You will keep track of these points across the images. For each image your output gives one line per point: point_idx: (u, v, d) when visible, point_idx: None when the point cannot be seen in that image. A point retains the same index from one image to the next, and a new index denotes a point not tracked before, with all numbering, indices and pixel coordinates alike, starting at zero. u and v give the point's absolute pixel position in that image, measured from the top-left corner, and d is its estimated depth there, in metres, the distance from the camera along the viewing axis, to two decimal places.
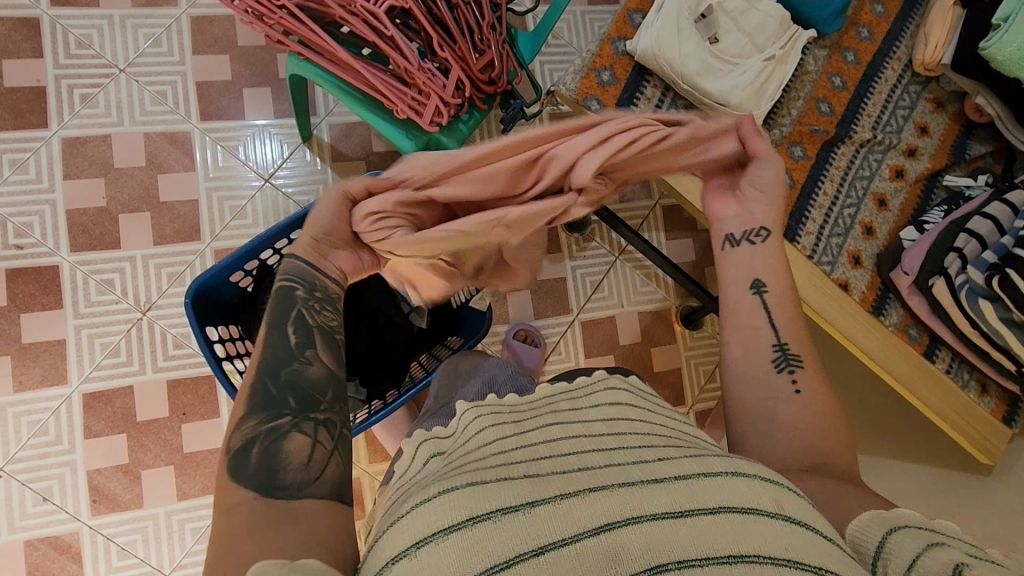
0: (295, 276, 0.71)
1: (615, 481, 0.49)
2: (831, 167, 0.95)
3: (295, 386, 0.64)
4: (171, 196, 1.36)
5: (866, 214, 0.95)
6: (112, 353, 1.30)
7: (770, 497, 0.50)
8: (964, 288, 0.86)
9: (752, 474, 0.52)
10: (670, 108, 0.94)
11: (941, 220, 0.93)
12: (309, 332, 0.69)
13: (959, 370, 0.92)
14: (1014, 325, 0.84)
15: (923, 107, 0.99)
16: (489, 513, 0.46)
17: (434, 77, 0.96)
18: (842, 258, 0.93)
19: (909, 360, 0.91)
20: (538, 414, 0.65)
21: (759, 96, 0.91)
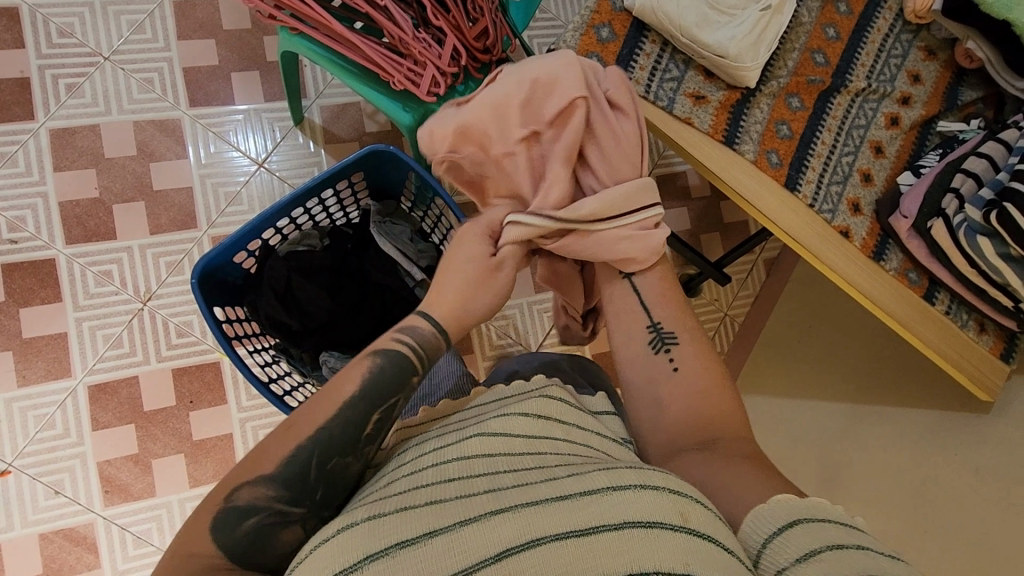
0: (418, 347, 0.74)
1: (520, 501, 0.52)
2: (829, 117, 0.96)
3: (331, 479, 0.64)
4: (165, 184, 1.35)
5: (863, 162, 0.96)
6: (115, 345, 1.29)
7: (676, 508, 0.52)
8: (962, 226, 0.88)
9: (661, 486, 0.54)
10: (669, 63, 0.94)
11: (937, 162, 0.94)
12: (386, 422, 0.69)
13: (958, 310, 0.94)
14: (1011, 259, 0.86)
15: (915, 55, 1.00)
16: (386, 549, 0.50)
17: (429, 47, 0.97)
18: (842, 206, 0.94)
19: (911, 305, 0.93)
20: (465, 422, 0.67)
21: (757, 47, 0.91)
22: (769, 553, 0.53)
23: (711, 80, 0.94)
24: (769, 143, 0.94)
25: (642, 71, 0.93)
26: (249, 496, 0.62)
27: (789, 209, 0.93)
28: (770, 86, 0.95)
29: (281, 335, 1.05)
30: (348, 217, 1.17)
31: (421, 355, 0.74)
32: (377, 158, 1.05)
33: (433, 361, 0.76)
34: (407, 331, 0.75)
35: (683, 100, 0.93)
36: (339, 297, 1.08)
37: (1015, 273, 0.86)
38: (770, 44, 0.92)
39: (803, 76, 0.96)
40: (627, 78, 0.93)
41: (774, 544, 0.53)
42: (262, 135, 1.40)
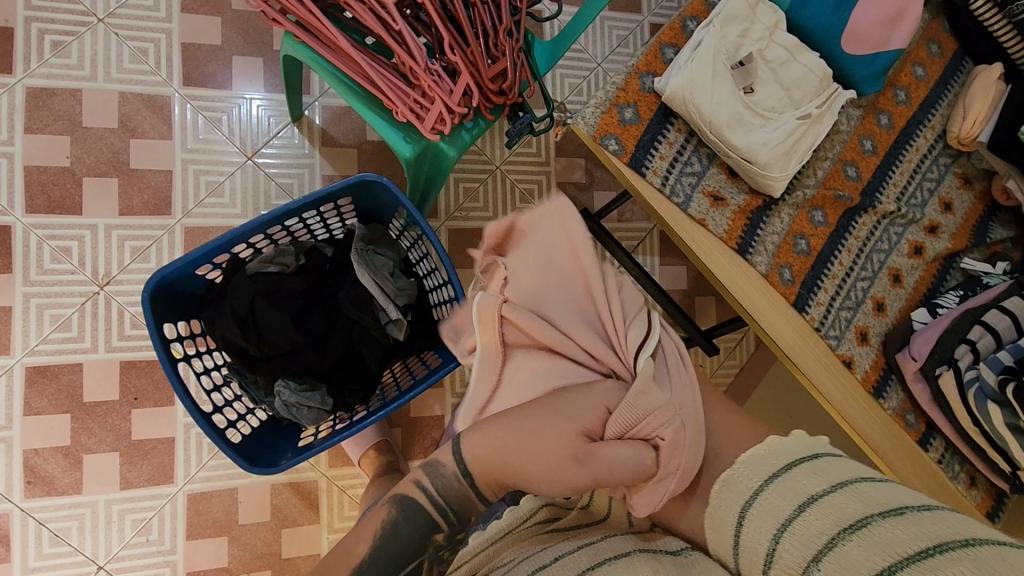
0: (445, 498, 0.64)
1: None
2: (850, 237, 0.91)
3: None
4: (143, 164, 1.26)
5: (878, 289, 0.91)
6: (62, 327, 1.21)
7: (647, 566, 0.60)
8: (973, 385, 0.82)
9: (633, 552, 0.64)
10: (692, 156, 0.88)
11: (956, 306, 0.90)
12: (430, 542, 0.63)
13: (950, 461, 0.90)
14: (1020, 433, 0.79)
15: (951, 181, 0.96)
16: None
17: (440, 81, 0.89)
18: (850, 333, 0.89)
19: (902, 445, 0.88)
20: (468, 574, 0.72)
21: (788, 156, 0.86)
22: (742, 550, 0.61)
23: (734, 180, 0.89)
24: (782, 258, 0.88)
25: (662, 162, 0.87)
26: None
27: (794, 331, 0.88)
28: (795, 196, 0.90)
29: (235, 357, 0.99)
30: (332, 233, 1.09)
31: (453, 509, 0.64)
32: (366, 188, 0.98)
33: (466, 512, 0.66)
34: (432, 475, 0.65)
35: (701, 199, 0.87)
36: (304, 326, 1.00)
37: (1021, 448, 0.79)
38: (800, 152, 0.87)
39: (833, 188, 0.91)
40: (645, 167, 0.86)
41: (740, 538, 0.61)
42: (256, 127, 1.32)
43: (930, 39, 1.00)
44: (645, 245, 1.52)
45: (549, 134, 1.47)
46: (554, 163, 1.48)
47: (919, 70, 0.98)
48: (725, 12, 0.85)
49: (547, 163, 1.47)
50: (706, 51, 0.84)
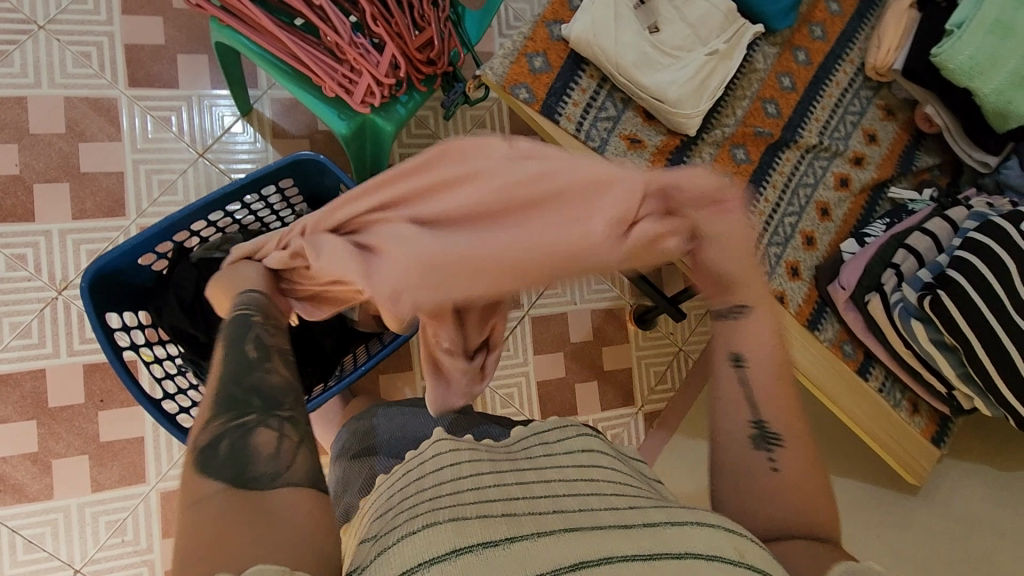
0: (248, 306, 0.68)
1: (587, 523, 0.47)
2: (775, 172, 0.93)
3: (260, 389, 0.57)
4: (94, 167, 1.27)
5: (807, 224, 0.94)
6: (23, 334, 1.21)
7: (732, 545, 0.47)
8: (898, 306, 0.84)
9: (718, 524, 0.49)
10: (606, 101, 0.90)
11: (882, 233, 0.92)
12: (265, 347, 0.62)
13: (891, 389, 0.91)
14: (946, 349, 0.83)
15: (873, 113, 0.98)
16: (445, 554, 0.42)
17: (367, 54, 0.89)
18: (780, 268, 0.91)
19: (843, 377, 0.89)
20: (515, 460, 0.61)
21: (699, 94, 0.87)
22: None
23: (652, 124, 0.90)
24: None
25: (575, 108, 0.88)
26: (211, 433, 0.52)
27: None
28: (713, 136, 0.91)
29: (187, 347, 0.98)
30: (284, 221, 1.09)
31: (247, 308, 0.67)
32: (307, 168, 0.99)
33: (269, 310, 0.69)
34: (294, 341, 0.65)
35: (618, 142, 0.89)
36: None
37: (950, 364, 0.83)
38: (711, 89, 0.88)
39: (753, 126, 0.93)
40: (558, 114, 0.88)
41: None
42: (207, 125, 1.32)
43: None
44: None
45: (503, 113, 1.47)
46: None
47: (834, 6, 0.98)
48: None
49: None
50: None
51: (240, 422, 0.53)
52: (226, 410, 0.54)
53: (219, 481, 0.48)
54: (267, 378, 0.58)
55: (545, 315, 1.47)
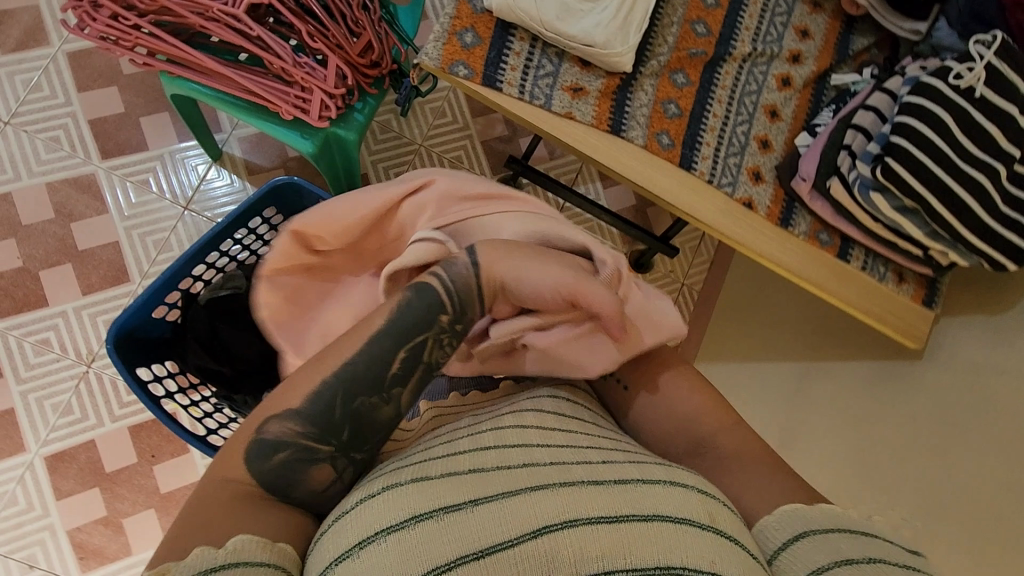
0: (450, 287, 0.64)
1: (557, 481, 0.51)
2: (717, 87, 0.96)
3: (358, 420, 0.59)
4: (91, 243, 1.32)
5: (759, 128, 0.97)
6: (66, 412, 1.28)
7: (704, 509, 0.51)
8: (856, 183, 0.89)
9: (690, 486, 0.54)
10: (542, 59, 0.93)
11: (831, 120, 0.95)
12: (414, 364, 0.62)
13: (874, 263, 0.96)
14: (906, 211, 0.89)
15: (800, 9, 1.00)
16: (402, 522, 0.47)
17: (313, 71, 0.94)
18: (743, 176, 0.95)
19: (825, 265, 0.95)
20: (496, 405, 0.69)
21: (625, 30, 0.90)
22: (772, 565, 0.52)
23: (589, 69, 0.93)
24: (655, 130, 0.94)
25: (514, 72, 0.92)
26: (277, 429, 0.57)
27: (687, 189, 0.94)
28: (651, 66, 0.95)
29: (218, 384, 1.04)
30: None
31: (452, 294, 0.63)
32: (283, 192, 1.03)
33: (466, 310, 0.65)
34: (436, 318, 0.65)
35: (562, 94, 0.93)
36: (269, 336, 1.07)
37: (913, 225, 0.89)
38: (636, 20, 0.91)
39: (686, 48, 0.96)
40: (499, 82, 0.92)
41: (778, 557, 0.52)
42: (185, 178, 1.37)
43: None
44: (584, 175, 1.55)
45: (460, 99, 1.51)
46: (473, 124, 1.51)
47: None
48: None
49: (466, 126, 1.50)
50: None
51: (311, 447, 0.57)
52: (311, 422, 0.57)
53: (252, 478, 0.55)
54: (377, 412, 0.60)
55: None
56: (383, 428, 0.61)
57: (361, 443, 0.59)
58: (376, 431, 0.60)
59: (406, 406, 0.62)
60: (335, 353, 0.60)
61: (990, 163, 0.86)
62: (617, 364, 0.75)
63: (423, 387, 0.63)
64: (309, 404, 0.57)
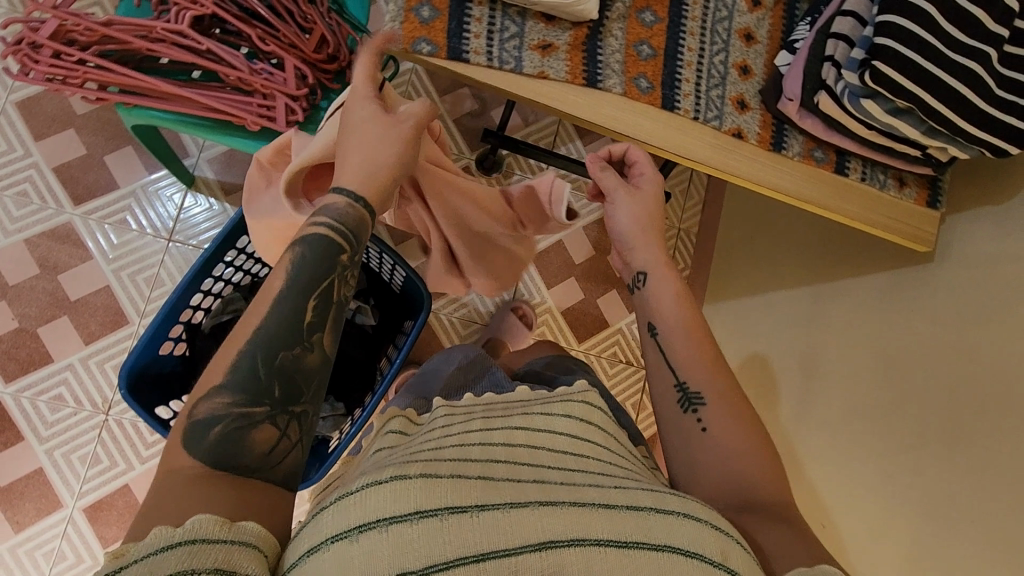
0: (341, 225, 0.68)
1: (569, 499, 0.51)
2: (687, 20, 0.94)
3: (285, 372, 0.59)
4: (81, 291, 1.30)
5: (737, 55, 0.96)
6: (95, 462, 1.27)
7: (716, 546, 0.52)
8: (845, 93, 0.87)
9: (704, 520, 0.54)
10: (504, 21, 0.89)
11: (809, 32, 0.92)
12: (326, 310, 0.64)
13: (873, 173, 0.96)
14: (899, 113, 0.87)
15: None
16: (408, 514, 0.46)
17: (270, 77, 0.91)
18: (728, 107, 0.94)
19: (822, 182, 0.96)
20: (510, 414, 0.66)
21: None
22: None
23: (554, 24, 0.90)
24: (632, 75, 0.91)
25: (478, 39, 0.88)
26: (208, 408, 0.56)
27: (672, 129, 0.92)
28: (617, 10, 0.92)
29: None
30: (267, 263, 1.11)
31: (343, 231, 0.68)
32: None
33: (360, 239, 0.70)
34: (323, 211, 0.69)
35: (531, 54, 0.89)
36: None
37: (908, 123, 0.88)
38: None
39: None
40: (465, 53, 0.89)
41: None
42: (163, 210, 1.34)
43: None
44: (562, 135, 1.52)
45: (424, 81, 1.47)
46: (441, 103, 1.47)
47: None
48: None
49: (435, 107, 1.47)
50: None
51: (247, 412, 0.57)
52: (241, 389, 0.57)
53: (203, 461, 0.54)
54: (303, 362, 0.61)
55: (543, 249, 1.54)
56: (313, 377, 0.62)
57: (298, 396, 0.60)
58: (308, 379, 0.61)
59: (331, 348, 0.64)
60: (249, 322, 0.61)
61: (981, 49, 0.84)
62: (696, 398, 0.70)
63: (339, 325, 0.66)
64: (233, 376, 0.58)
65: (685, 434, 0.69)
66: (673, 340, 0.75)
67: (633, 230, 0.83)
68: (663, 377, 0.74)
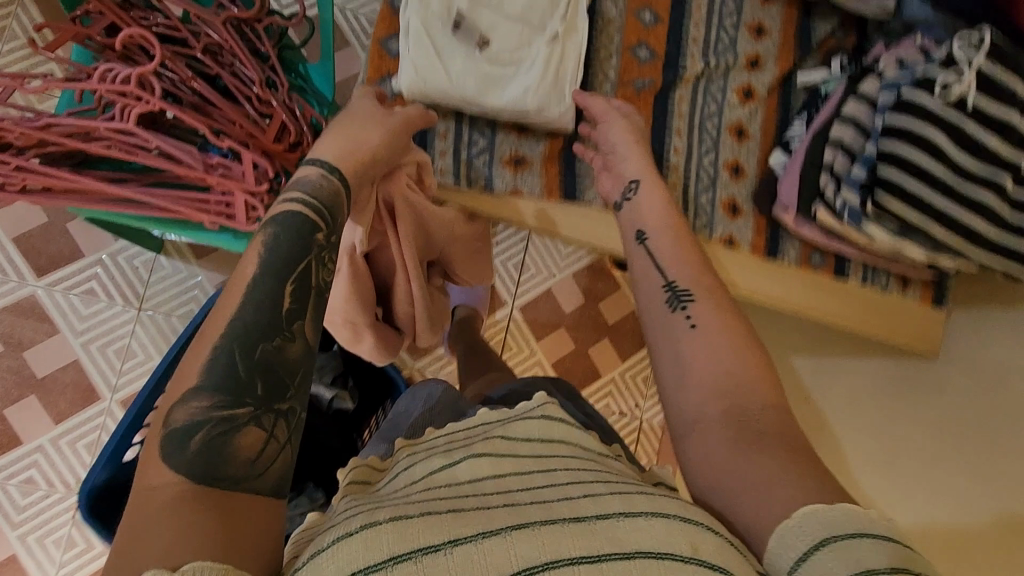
0: (312, 200, 0.63)
1: (538, 518, 0.45)
2: (676, 115, 0.99)
3: (267, 367, 0.53)
4: (49, 368, 1.25)
5: (728, 154, 0.99)
6: (70, 545, 1.22)
7: (685, 540, 0.45)
8: (844, 210, 0.88)
9: (672, 516, 0.47)
10: (472, 137, 1.00)
11: (803, 134, 0.96)
12: (305, 295, 0.58)
13: (873, 275, 0.98)
14: (901, 232, 0.88)
15: (753, 5, 1.01)
16: (381, 563, 0.41)
17: (228, 171, 0.83)
18: (719, 211, 0.98)
19: (819, 286, 0.98)
20: (470, 441, 0.60)
21: (558, 84, 0.92)
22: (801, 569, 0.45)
23: (524, 136, 1.01)
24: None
25: (445, 159, 0.99)
26: (184, 414, 0.50)
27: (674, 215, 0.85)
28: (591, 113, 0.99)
29: None
30: None
31: (316, 205, 0.62)
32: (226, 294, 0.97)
33: (336, 215, 0.65)
34: (295, 187, 0.64)
35: (502, 171, 1.01)
36: None
37: (916, 244, 0.88)
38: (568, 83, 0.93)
39: (632, 80, 1.00)
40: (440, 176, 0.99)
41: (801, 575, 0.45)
42: (131, 277, 1.28)
43: None
44: None
45: None
46: None
47: None
48: None
49: None
50: (417, 38, 0.90)
51: (230, 414, 0.51)
52: (220, 390, 0.51)
53: (175, 468, 0.48)
54: (285, 353, 0.55)
55: (531, 298, 1.49)
56: (297, 369, 0.55)
57: (284, 390, 0.54)
58: (293, 369, 0.55)
59: (313, 338, 0.58)
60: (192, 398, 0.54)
61: (995, 177, 0.84)
62: (684, 297, 0.72)
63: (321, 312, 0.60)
64: (207, 378, 0.51)
65: (672, 331, 0.70)
66: (661, 247, 0.79)
67: (627, 148, 0.90)
68: (650, 279, 0.76)
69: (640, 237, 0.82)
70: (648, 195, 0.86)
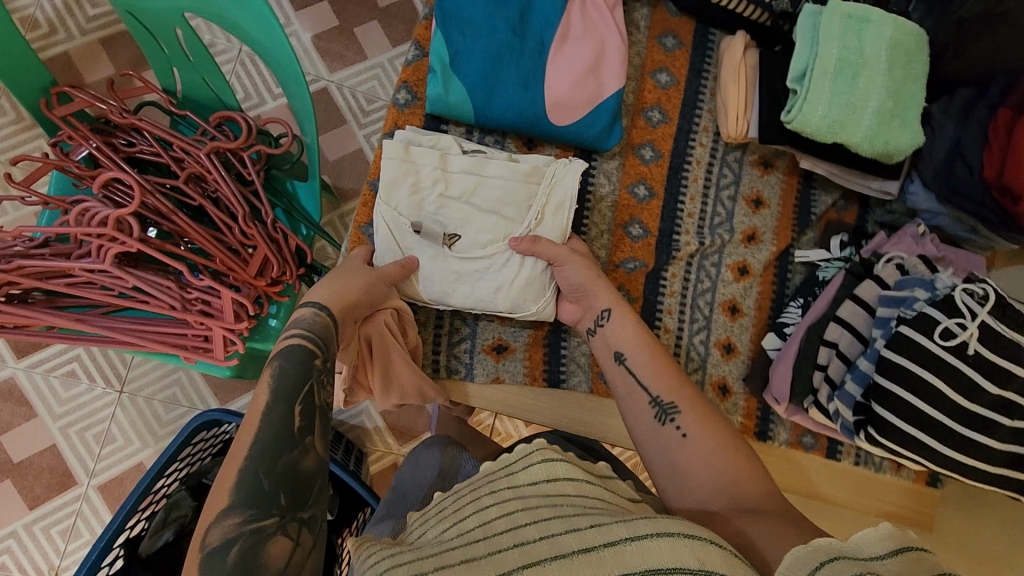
0: (311, 333, 0.77)
1: (547, 554, 0.51)
2: (668, 278, 1.06)
3: (286, 476, 0.64)
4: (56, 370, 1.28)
5: (721, 332, 1.06)
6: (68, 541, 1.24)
7: (693, 555, 0.49)
8: (837, 416, 0.98)
9: (676, 532, 0.51)
10: (452, 323, 1.05)
11: (798, 322, 1.04)
12: (313, 409, 0.71)
13: (868, 458, 1.05)
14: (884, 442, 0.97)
15: (750, 174, 1.10)
16: None
17: (211, 302, 0.88)
18: (710, 391, 1.05)
19: (818, 470, 1.06)
20: (478, 495, 0.64)
21: (539, 289, 0.97)
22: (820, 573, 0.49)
23: (507, 321, 1.05)
24: (596, 372, 1.06)
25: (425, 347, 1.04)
26: (219, 531, 0.59)
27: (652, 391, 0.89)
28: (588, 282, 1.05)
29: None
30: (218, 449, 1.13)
31: (315, 339, 0.76)
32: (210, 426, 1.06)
33: (329, 342, 0.78)
34: (293, 324, 0.78)
35: (484, 359, 1.05)
36: None
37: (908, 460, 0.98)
38: (548, 277, 0.97)
39: (624, 259, 1.05)
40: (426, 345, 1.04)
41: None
42: None
43: (662, 35, 1.11)
44: None
45: None
46: None
47: (654, 115, 1.09)
48: (385, 182, 0.94)
49: None
50: (384, 232, 0.95)
51: (259, 526, 0.60)
52: (248, 503, 0.61)
53: None
54: (303, 462, 0.66)
55: None
56: (314, 479, 0.66)
57: (304, 501, 0.64)
58: (311, 481, 0.66)
59: (324, 449, 0.69)
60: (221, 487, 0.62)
61: (992, 418, 0.91)
62: (671, 408, 0.79)
63: (327, 424, 0.72)
64: (238, 490, 0.61)
65: (670, 444, 0.77)
66: (640, 373, 0.84)
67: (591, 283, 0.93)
68: (638, 400, 0.82)
69: (620, 357, 0.87)
70: (620, 322, 0.90)
